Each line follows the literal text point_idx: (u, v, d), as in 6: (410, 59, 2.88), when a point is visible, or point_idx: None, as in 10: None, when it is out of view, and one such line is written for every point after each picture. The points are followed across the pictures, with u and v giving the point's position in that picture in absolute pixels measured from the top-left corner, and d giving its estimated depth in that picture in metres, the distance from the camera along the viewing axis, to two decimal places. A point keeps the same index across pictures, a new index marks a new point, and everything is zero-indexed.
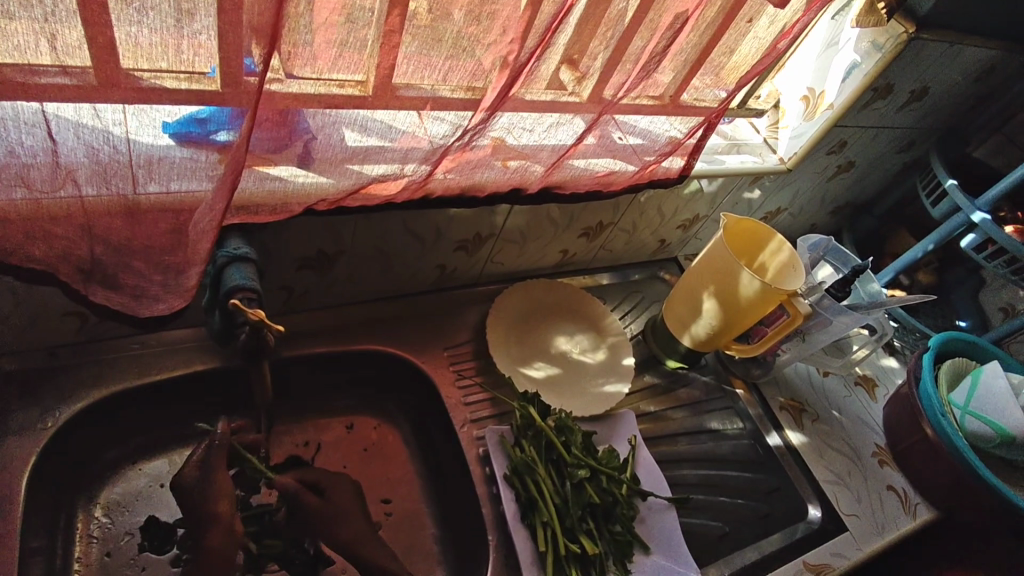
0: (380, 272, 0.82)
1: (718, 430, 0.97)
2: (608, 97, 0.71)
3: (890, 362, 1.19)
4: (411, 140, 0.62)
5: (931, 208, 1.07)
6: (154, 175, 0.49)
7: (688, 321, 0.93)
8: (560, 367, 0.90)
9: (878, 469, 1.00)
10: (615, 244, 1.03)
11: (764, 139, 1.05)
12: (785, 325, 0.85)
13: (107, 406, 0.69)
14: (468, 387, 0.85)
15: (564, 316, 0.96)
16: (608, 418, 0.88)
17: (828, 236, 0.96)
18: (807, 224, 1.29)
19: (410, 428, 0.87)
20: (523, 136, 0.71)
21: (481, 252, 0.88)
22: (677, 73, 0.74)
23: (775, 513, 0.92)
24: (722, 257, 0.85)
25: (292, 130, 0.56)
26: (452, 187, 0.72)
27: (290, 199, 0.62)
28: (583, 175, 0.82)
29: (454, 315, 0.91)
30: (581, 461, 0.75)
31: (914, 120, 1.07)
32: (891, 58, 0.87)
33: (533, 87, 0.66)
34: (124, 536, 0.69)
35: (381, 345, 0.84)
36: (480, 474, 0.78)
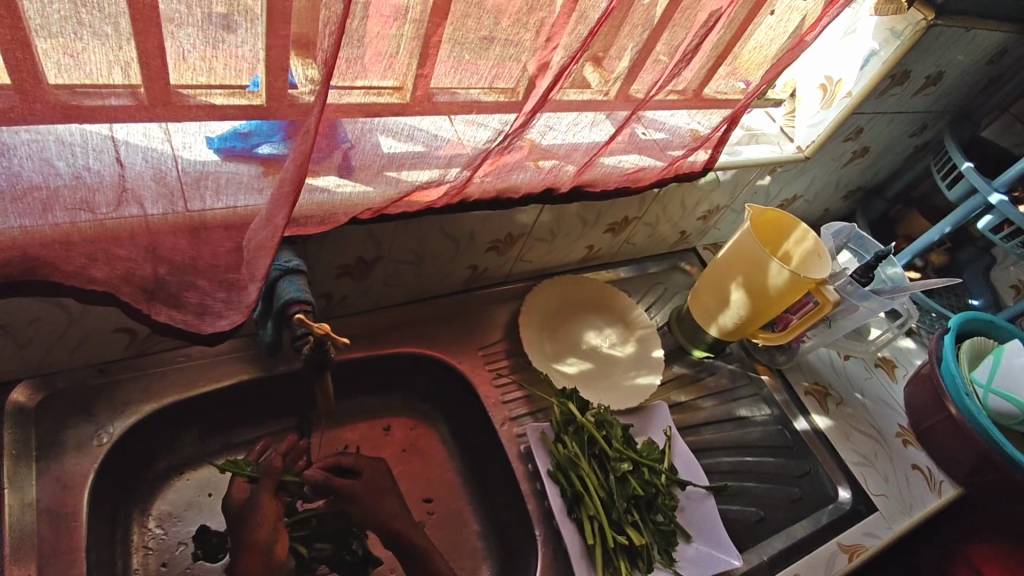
0: (414, 276, 0.82)
1: (746, 417, 0.98)
2: (639, 96, 0.72)
3: (907, 344, 1.21)
4: (454, 147, 0.63)
5: (948, 190, 1.09)
6: (222, 194, 0.51)
7: (716, 312, 0.94)
8: (591, 362, 0.91)
9: (902, 450, 1.03)
10: (638, 237, 1.04)
11: (781, 128, 1.06)
12: (813, 313, 0.87)
13: (156, 419, 0.70)
14: (504, 385, 0.86)
15: (591, 311, 0.97)
16: (642, 410, 0.89)
17: (851, 223, 0.98)
18: (821, 209, 1.30)
19: (447, 427, 0.89)
20: (553, 136, 0.72)
21: (512, 251, 0.89)
22: (703, 68, 0.74)
23: (807, 496, 0.93)
24: (750, 248, 0.86)
25: (332, 141, 0.57)
26: (489, 190, 0.73)
27: (337, 210, 0.62)
28: (612, 173, 0.83)
29: (486, 314, 0.92)
30: (624, 454, 0.76)
31: (928, 104, 1.08)
32: (910, 45, 0.88)
33: (569, 88, 0.67)
34: (178, 546, 0.70)
35: (417, 347, 0.85)
36: (523, 470, 0.79)
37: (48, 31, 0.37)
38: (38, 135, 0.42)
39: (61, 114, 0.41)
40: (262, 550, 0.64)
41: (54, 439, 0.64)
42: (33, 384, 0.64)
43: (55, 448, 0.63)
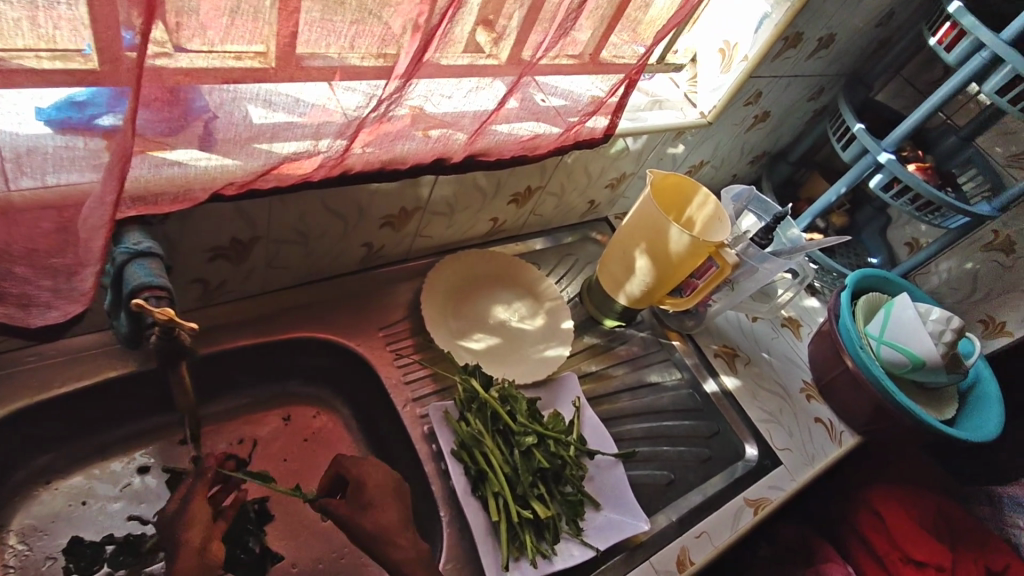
0: (302, 257, 0.78)
1: (658, 383, 0.99)
2: (527, 59, 0.69)
3: (811, 303, 1.25)
4: (324, 110, 0.59)
5: (842, 152, 1.12)
6: (26, 168, 0.44)
7: (623, 280, 0.93)
8: (499, 337, 0.90)
9: (806, 404, 1.06)
10: (544, 208, 1.02)
11: (684, 93, 1.06)
12: (715, 276, 0.88)
13: (8, 426, 0.63)
14: (407, 366, 0.83)
15: (499, 285, 0.95)
16: (550, 382, 0.89)
17: (750, 186, 0.98)
18: (729, 175, 1.31)
19: (351, 410, 0.86)
20: (441, 102, 0.69)
21: (409, 226, 0.85)
22: (596, 31, 0.73)
23: (717, 454, 0.94)
24: (651, 214, 0.85)
25: (187, 109, 0.51)
26: (373, 161, 0.68)
27: (193, 185, 0.57)
28: (506, 140, 0.79)
29: (386, 294, 0.89)
30: (528, 428, 0.75)
31: (823, 67, 1.10)
32: (798, 7, 0.89)
33: (447, 51, 0.63)
34: (45, 561, 0.65)
35: (312, 331, 0.81)
36: (427, 451, 0.77)
37: None
38: None
39: None
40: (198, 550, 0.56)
41: None
42: None
43: None
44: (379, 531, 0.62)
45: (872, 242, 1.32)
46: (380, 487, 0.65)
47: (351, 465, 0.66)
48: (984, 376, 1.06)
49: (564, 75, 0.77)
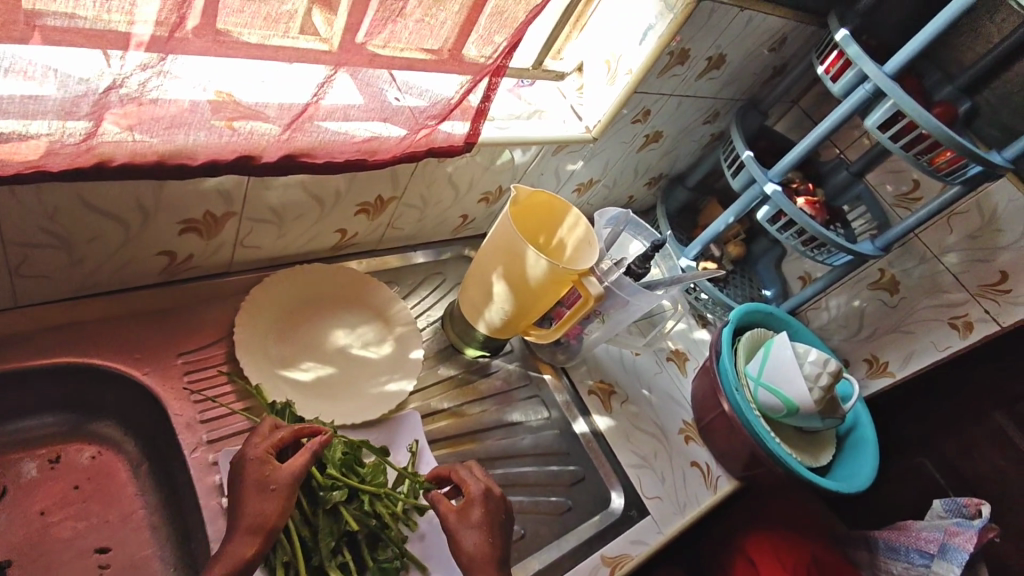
0: (70, 266, 0.62)
1: (521, 422, 0.89)
2: (353, 44, 0.59)
3: (701, 335, 1.19)
4: (21, 75, 0.45)
5: (732, 179, 1.07)
6: None
7: (481, 307, 0.83)
8: (333, 367, 0.78)
9: (683, 446, 0.99)
10: (405, 222, 0.90)
11: (570, 105, 0.97)
12: (579, 307, 0.79)
13: None
14: (205, 402, 0.69)
15: (343, 306, 0.83)
16: (386, 422, 0.77)
17: (625, 209, 0.88)
18: (625, 196, 1.24)
19: (141, 451, 0.72)
20: (258, 89, 0.58)
21: (224, 235, 0.71)
22: (451, 20, 0.62)
23: (578, 504, 0.86)
24: (507, 235, 0.75)
25: None
26: (143, 153, 0.55)
27: None
28: (339, 140, 0.67)
29: (196, 312, 0.74)
30: (337, 482, 0.62)
31: (716, 89, 1.05)
32: (681, 19, 0.82)
33: (251, 25, 0.52)
34: None
35: (84, 355, 0.66)
36: (214, 507, 0.64)
37: None
38: None
39: None
40: (255, 531, 0.56)
41: None
42: None
43: None
44: (471, 556, 0.63)
45: (766, 274, 1.28)
46: (489, 513, 0.66)
47: (470, 479, 0.69)
48: (862, 420, 1.02)
49: (423, 74, 0.67)
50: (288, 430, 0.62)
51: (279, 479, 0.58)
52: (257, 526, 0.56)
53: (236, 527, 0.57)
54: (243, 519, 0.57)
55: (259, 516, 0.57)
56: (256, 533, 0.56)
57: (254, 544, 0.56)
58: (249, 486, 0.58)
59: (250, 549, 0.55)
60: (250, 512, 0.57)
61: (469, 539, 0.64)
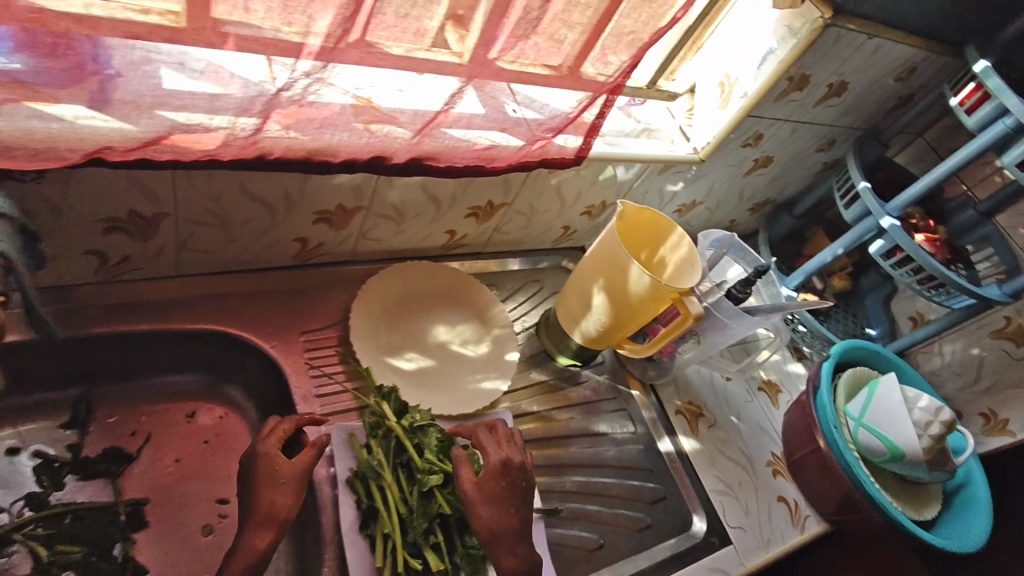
0: (224, 243, 0.71)
1: (606, 433, 0.90)
2: (484, 59, 0.63)
3: (797, 369, 1.15)
4: (214, 76, 0.53)
5: (844, 211, 1.03)
6: None
7: (579, 316, 0.85)
8: (433, 360, 0.83)
9: (770, 480, 0.96)
10: (510, 228, 0.94)
11: (679, 126, 0.98)
12: (677, 325, 0.80)
13: None
14: (321, 377, 0.76)
15: (447, 303, 0.88)
16: (477, 417, 0.80)
17: (731, 232, 0.87)
18: (726, 220, 1.23)
19: (261, 418, 0.79)
20: (395, 97, 0.64)
21: (351, 227, 0.78)
22: (577, 38, 0.66)
23: (658, 523, 0.85)
24: (612, 248, 0.77)
25: (79, 61, 0.48)
26: (297, 148, 0.62)
27: (57, 142, 0.50)
28: (460, 147, 0.72)
29: (319, 295, 0.81)
30: (435, 466, 0.66)
31: (835, 117, 1.02)
32: (805, 45, 0.81)
33: (397, 39, 0.57)
34: None
35: (224, 324, 0.74)
36: (324, 476, 0.69)
37: None
38: None
39: None
40: (267, 520, 0.59)
41: None
42: None
43: None
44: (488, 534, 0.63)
45: (874, 310, 1.22)
46: (501, 484, 0.66)
47: (491, 447, 0.69)
48: (974, 478, 0.95)
49: (539, 87, 0.71)
50: (292, 423, 0.66)
51: (291, 472, 0.62)
52: (271, 516, 0.60)
53: (250, 519, 0.60)
54: (258, 510, 0.60)
55: (272, 507, 0.60)
56: (268, 522, 0.59)
57: (271, 533, 0.59)
58: (262, 482, 0.61)
59: (266, 540, 0.58)
60: (264, 503, 0.60)
61: (487, 517, 0.64)
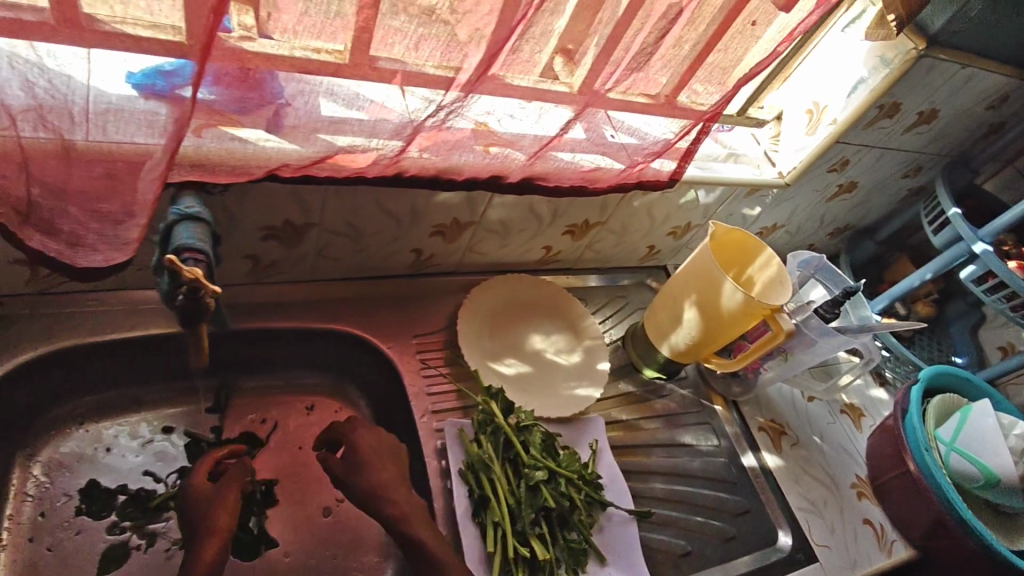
0: (353, 252, 0.79)
1: (691, 445, 0.93)
2: (596, 89, 0.69)
3: (878, 394, 1.15)
4: (381, 108, 0.60)
5: (932, 236, 1.04)
6: (97, 118, 0.46)
7: (669, 330, 0.89)
8: (530, 366, 0.88)
9: (855, 502, 0.96)
10: (601, 245, 1.00)
11: (765, 151, 1.02)
12: (767, 341, 0.83)
13: (54, 361, 0.68)
14: (431, 377, 0.83)
15: (541, 314, 0.94)
16: (574, 421, 0.86)
17: (819, 254, 0.92)
18: (805, 244, 1.24)
19: (372, 414, 0.86)
20: (509, 122, 0.69)
21: (461, 241, 0.85)
22: (677, 71, 0.72)
23: (743, 535, 0.87)
24: (706, 265, 0.82)
25: (263, 91, 0.55)
26: (429, 167, 0.69)
27: (249, 162, 0.59)
28: (568, 169, 0.79)
29: (428, 303, 0.89)
30: (540, 462, 0.72)
31: (923, 144, 1.04)
32: (898, 75, 0.85)
33: (517, 70, 0.63)
34: (61, 497, 0.69)
35: (348, 325, 0.82)
36: (436, 467, 0.75)
37: None
38: None
39: None
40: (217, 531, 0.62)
41: None
42: None
43: None
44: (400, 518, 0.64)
45: (959, 339, 1.20)
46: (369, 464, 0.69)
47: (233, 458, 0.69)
48: None
49: (638, 115, 0.76)
50: (213, 457, 0.72)
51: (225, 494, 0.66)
52: (221, 528, 0.63)
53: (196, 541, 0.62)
54: (203, 529, 0.63)
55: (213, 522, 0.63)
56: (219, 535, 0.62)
57: (218, 543, 0.62)
58: (208, 505, 0.65)
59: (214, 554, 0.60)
60: (209, 520, 0.63)
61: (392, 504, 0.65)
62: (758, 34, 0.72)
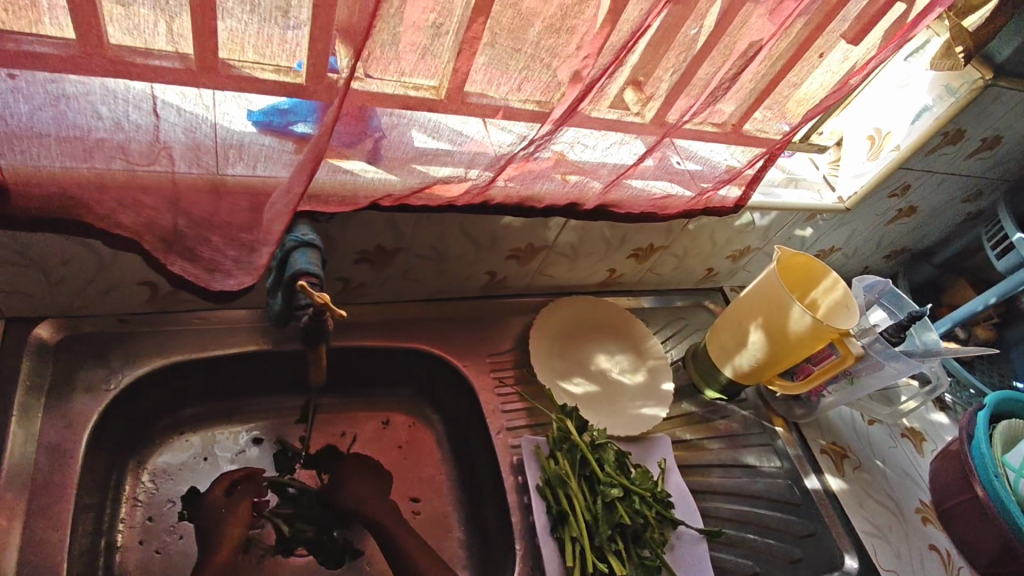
0: (433, 274, 0.84)
1: (754, 466, 0.94)
2: (672, 121, 0.72)
3: (939, 418, 1.14)
4: (478, 146, 0.64)
5: (995, 260, 1.05)
6: (243, 156, 0.53)
7: (733, 352, 0.91)
8: (598, 385, 0.91)
9: (920, 526, 0.96)
10: (662, 268, 1.03)
11: (824, 175, 1.04)
12: (834, 364, 0.84)
13: (165, 375, 0.74)
14: (504, 395, 0.86)
15: (606, 335, 0.96)
16: (643, 440, 0.88)
17: (885, 278, 0.94)
18: (861, 267, 1.25)
19: (446, 429, 0.90)
20: (581, 151, 0.72)
21: (533, 263, 0.89)
22: (744, 104, 0.74)
23: (807, 557, 0.87)
24: (774, 289, 0.84)
25: (365, 126, 0.59)
26: (513, 196, 0.73)
27: (357, 192, 0.63)
28: (640, 196, 0.82)
29: (499, 323, 0.93)
30: (615, 480, 0.75)
31: (985, 170, 1.04)
32: (965, 103, 0.86)
33: (600, 105, 0.67)
34: (166, 503, 0.74)
35: (426, 344, 0.86)
36: (512, 482, 0.79)
37: None
38: (87, 84, 0.46)
39: (110, 67, 0.45)
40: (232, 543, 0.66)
41: (67, 378, 0.68)
42: (58, 323, 0.69)
43: (66, 386, 0.67)
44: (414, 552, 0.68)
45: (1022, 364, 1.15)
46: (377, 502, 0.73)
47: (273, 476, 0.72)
48: None
49: (704, 143, 0.79)
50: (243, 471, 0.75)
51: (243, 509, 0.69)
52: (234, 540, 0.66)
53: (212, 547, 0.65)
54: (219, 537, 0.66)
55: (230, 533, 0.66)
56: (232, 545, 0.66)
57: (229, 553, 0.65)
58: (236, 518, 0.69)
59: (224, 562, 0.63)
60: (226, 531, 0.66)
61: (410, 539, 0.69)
62: (824, 63, 0.73)
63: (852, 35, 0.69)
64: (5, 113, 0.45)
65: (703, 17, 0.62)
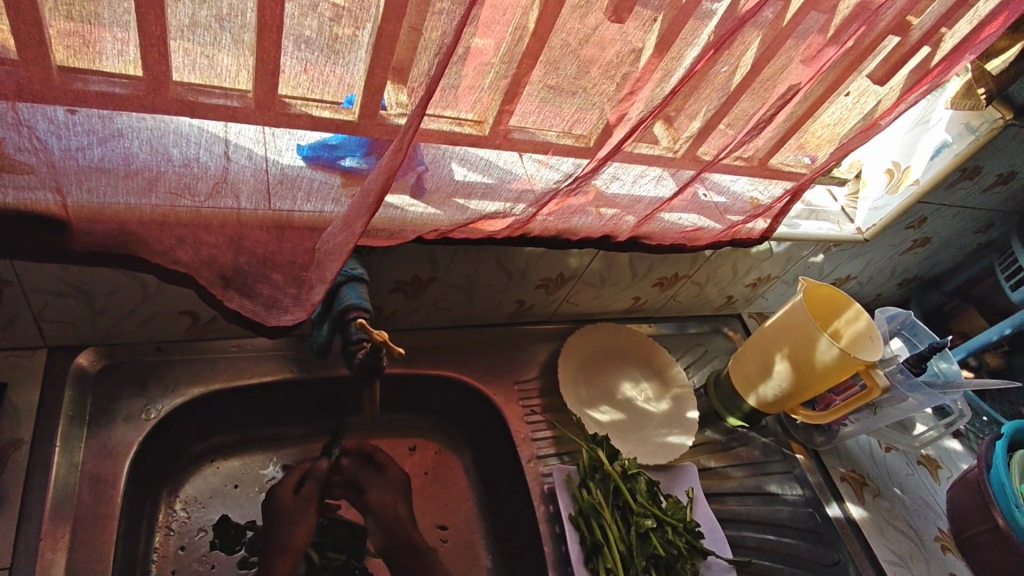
0: (463, 303, 0.85)
1: (777, 494, 0.95)
2: (708, 158, 0.73)
3: (952, 445, 1.16)
4: (522, 184, 0.66)
5: (1010, 292, 1.08)
6: (312, 198, 0.54)
7: (757, 381, 0.93)
8: (624, 413, 0.91)
9: (940, 555, 0.97)
10: (683, 295, 1.04)
11: (842, 208, 1.06)
12: (861, 397, 0.86)
13: (201, 403, 0.74)
14: (533, 423, 0.87)
15: (629, 362, 0.97)
16: (671, 468, 0.89)
17: (907, 310, 0.97)
18: (872, 294, 1.27)
19: (472, 455, 0.90)
20: (615, 185, 0.74)
21: (560, 292, 0.91)
22: (772, 140, 0.75)
23: None
24: (801, 320, 0.85)
25: (409, 163, 0.59)
26: (550, 229, 0.75)
27: (406, 227, 0.65)
28: (670, 228, 0.83)
29: (525, 350, 0.93)
30: (648, 510, 0.76)
31: (997, 203, 1.07)
32: (985, 141, 0.89)
33: (640, 142, 0.69)
34: (198, 532, 0.74)
35: (454, 371, 0.87)
36: (543, 512, 0.79)
37: (180, 33, 0.42)
38: (162, 124, 0.47)
39: (179, 108, 0.46)
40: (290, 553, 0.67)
41: (107, 407, 0.68)
42: (97, 351, 0.69)
43: (107, 417, 0.68)
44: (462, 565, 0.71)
45: None
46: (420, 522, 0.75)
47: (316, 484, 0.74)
48: None
49: (733, 175, 0.80)
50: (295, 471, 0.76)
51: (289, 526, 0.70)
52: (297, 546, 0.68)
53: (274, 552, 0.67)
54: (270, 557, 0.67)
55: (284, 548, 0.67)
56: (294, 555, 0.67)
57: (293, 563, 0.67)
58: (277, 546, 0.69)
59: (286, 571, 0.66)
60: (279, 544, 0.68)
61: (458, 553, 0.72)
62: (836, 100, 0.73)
63: (880, 75, 0.71)
64: (79, 150, 0.46)
65: (737, 56, 0.62)
